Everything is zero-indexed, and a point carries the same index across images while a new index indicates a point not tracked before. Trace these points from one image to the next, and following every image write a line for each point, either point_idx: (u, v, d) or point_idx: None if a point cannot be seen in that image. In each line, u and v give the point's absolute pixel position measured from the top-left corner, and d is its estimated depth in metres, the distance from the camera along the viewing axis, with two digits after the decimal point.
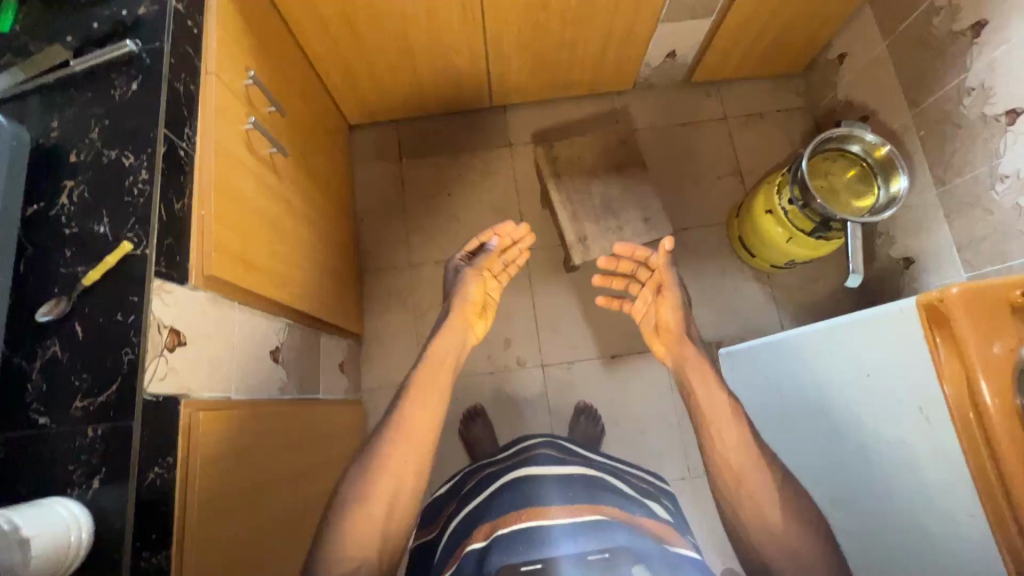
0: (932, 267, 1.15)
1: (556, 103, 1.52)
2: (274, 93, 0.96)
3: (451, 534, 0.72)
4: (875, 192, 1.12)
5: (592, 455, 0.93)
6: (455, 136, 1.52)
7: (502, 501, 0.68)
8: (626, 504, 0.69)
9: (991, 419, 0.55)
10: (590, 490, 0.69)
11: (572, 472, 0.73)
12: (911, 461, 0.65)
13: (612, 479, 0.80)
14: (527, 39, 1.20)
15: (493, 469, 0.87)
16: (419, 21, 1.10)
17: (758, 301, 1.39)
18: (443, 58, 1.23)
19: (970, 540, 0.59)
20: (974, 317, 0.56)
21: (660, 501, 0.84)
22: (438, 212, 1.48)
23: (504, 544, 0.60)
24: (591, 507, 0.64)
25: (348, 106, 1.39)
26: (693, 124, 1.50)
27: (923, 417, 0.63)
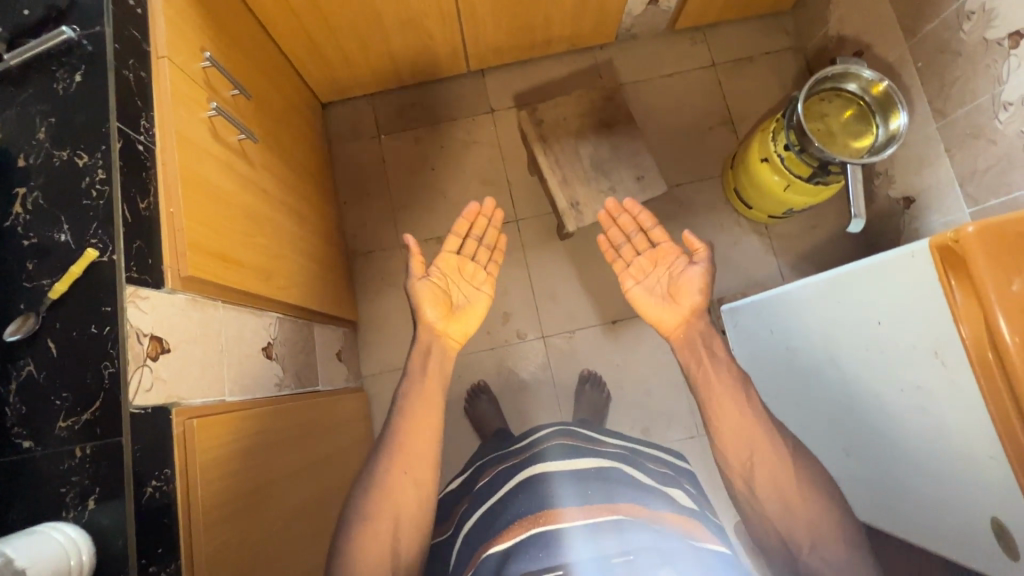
0: (934, 205, 1.13)
1: (536, 64, 1.45)
2: (236, 75, 0.90)
3: (466, 535, 0.72)
4: (874, 131, 1.08)
5: (604, 437, 0.93)
6: (433, 107, 1.45)
7: (514, 506, 0.68)
8: (649, 499, 0.68)
9: (1011, 358, 0.53)
10: (604, 483, 0.68)
11: (584, 462, 0.72)
12: (928, 406, 0.64)
13: (633, 468, 0.78)
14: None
15: (503, 464, 0.87)
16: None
17: (757, 253, 1.36)
18: (413, 22, 1.16)
19: (989, 482, 0.59)
20: (992, 255, 0.54)
21: (681, 487, 0.82)
22: (422, 188, 1.42)
23: (521, 553, 0.61)
24: (606, 504, 0.64)
25: (317, 83, 1.32)
26: (680, 74, 1.44)
27: (939, 362, 0.61)
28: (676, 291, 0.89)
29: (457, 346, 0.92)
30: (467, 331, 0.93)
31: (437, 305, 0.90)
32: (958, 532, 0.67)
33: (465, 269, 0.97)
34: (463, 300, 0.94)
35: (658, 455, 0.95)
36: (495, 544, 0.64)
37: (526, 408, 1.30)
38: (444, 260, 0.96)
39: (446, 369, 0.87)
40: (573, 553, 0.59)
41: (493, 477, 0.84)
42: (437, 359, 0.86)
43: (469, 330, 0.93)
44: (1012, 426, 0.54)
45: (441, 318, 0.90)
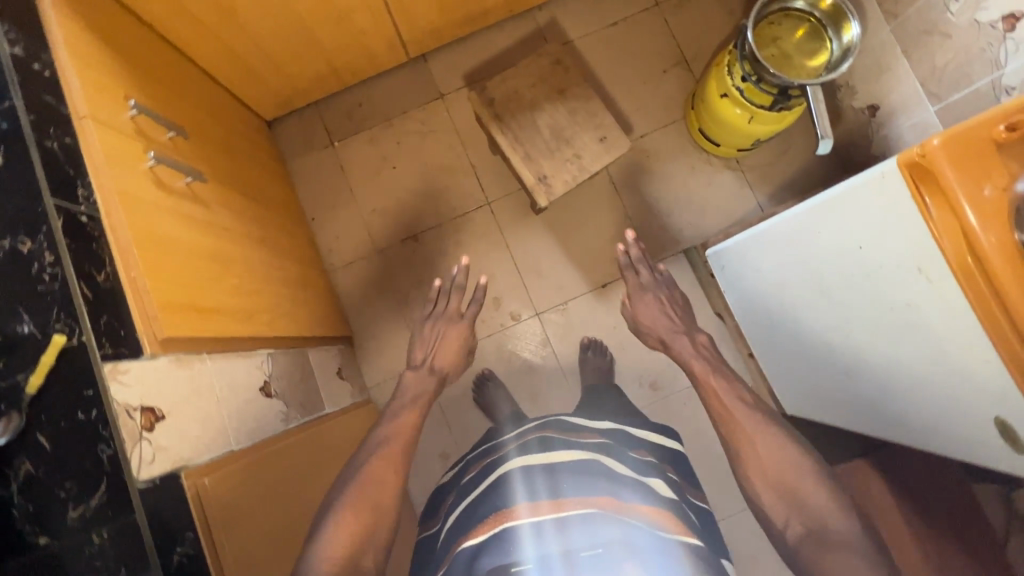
0: (898, 109, 1.12)
1: (477, 39, 1.41)
2: (168, 116, 0.86)
3: (448, 531, 0.84)
4: (829, 46, 1.05)
5: (595, 423, 0.97)
6: (382, 104, 1.41)
7: (482, 506, 0.80)
8: (620, 490, 0.77)
9: (993, 264, 0.53)
10: (554, 477, 0.80)
11: (547, 455, 0.83)
12: (920, 321, 0.64)
13: (614, 460, 0.84)
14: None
15: (475, 460, 0.98)
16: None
17: (733, 189, 1.35)
18: (341, 22, 1.11)
19: (985, 382, 0.60)
20: (959, 165, 0.53)
21: (663, 474, 0.89)
22: (387, 189, 1.39)
23: (482, 548, 0.73)
24: (555, 500, 0.76)
25: (258, 101, 1.27)
26: (626, 20, 1.39)
27: (923, 278, 0.61)
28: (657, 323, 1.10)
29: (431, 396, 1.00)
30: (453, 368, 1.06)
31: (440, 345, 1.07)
32: (960, 434, 0.69)
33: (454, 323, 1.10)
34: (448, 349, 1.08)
35: (642, 438, 0.99)
36: (468, 539, 0.76)
37: (534, 387, 1.32)
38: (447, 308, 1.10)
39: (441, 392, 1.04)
40: (524, 549, 0.71)
41: (478, 471, 0.92)
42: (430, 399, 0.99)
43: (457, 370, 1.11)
44: (997, 326, 0.55)
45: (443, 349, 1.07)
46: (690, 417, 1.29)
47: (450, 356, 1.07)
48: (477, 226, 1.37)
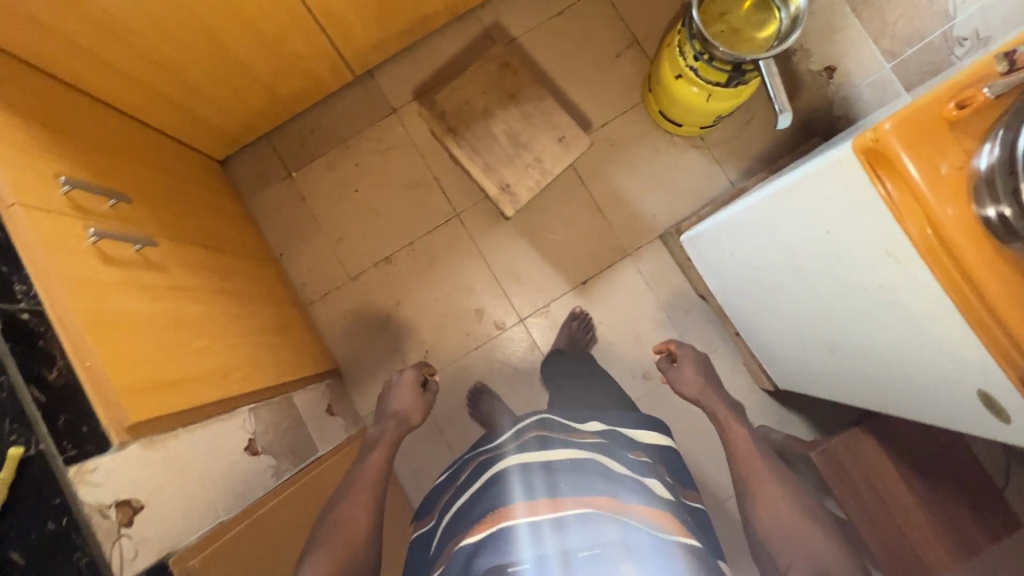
0: (855, 69, 1.10)
1: (423, 46, 1.37)
2: (105, 182, 0.83)
3: (444, 531, 0.84)
4: (777, 16, 1.01)
5: (589, 423, 0.96)
6: (335, 126, 1.37)
7: (478, 504, 0.79)
8: (619, 489, 0.78)
9: (960, 248, 0.52)
10: (551, 476, 0.79)
11: (546, 453, 0.82)
12: (895, 302, 0.63)
13: (610, 460, 0.85)
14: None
15: (468, 459, 0.96)
16: (228, 15, 0.94)
17: (702, 167, 1.33)
18: (274, 50, 1.08)
19: (963, 358, 0.59)
20: (917, 148, 0.52)
21: (659, 477, 0.90)
22: (352, 214, 1.36)
23: (475, 550, 0.72)
24: (552, 500, 0.75)
25: (207, 143, 1.23)
26: (571, 8, 1.36)
27: (893, 262, 0.60)
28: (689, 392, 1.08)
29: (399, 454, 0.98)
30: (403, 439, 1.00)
31: None
32: (949, 408, 0.68)
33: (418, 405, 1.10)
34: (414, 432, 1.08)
35: (639, 436, 0.99)
36: (467, 537, 0.75)
37: (527, 393, 1.31)
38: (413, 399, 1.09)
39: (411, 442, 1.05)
40: (521, 550, 0.70)
41: (473, 469, 0.91)
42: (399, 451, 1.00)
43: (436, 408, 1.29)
44: (967, 299, 0.53)
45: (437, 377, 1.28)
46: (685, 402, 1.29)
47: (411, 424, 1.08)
48: (448, 240, 1.34)
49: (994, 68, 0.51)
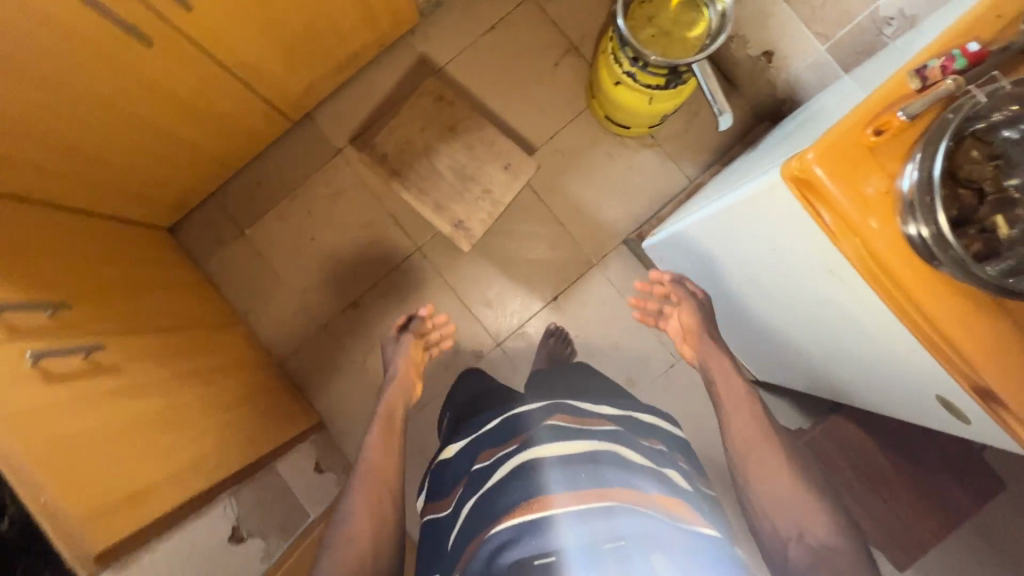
0: (791, 53, 1.09)
1: (358, 80, 1.34)
2: (42, 290, 0.80)
3: (462, 526, 0.79)
4: (706, 13, 1.00)
5: (601, 407, 0.92)
6: (281, 175, 1.34)
7: (502, 495, 0.75)
8: (644, 481, 0.74)
9: (896, 272, 0.51)
10: (593, 465, 0.74)
11: (577, 444, 0.78)
12: (848, 316, 0.63)
13: (629, 451, 0.80)
14: (272, 28, 1.01)
15: (489, 444, 0.87)
16: (136, 86, 0.90)
17: (656, 166, 1.32)
18: (197, 107, 1.04)
19: (918, 368, 0.59)
20: (843, 177, 0.51)
21: (674, 465, 0.86)
22: (313, 261, 1.33)
23: (504, 541, 0.70)
24: (598, 487, 0.72)
25: (149, 213, 1.20)
26: (503, 20, 1.33)
27: (838, 281, 0.59)
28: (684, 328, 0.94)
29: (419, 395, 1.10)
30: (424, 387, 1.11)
31: (415, 366, 1.10)
32: (915, 408, 0.69)
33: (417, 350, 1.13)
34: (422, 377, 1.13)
35: (647, 419, 0.95)
36: (499, 525, 0.72)
37: None
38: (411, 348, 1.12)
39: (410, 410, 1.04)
40: (563, 538, 0.68)
41: (488, 457, 0.85)
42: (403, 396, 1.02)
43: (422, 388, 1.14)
44: (910, 315, 0.52)
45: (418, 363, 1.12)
46: (673, 402, 1.29)
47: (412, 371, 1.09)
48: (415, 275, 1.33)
49: (908, 87, 0.50)
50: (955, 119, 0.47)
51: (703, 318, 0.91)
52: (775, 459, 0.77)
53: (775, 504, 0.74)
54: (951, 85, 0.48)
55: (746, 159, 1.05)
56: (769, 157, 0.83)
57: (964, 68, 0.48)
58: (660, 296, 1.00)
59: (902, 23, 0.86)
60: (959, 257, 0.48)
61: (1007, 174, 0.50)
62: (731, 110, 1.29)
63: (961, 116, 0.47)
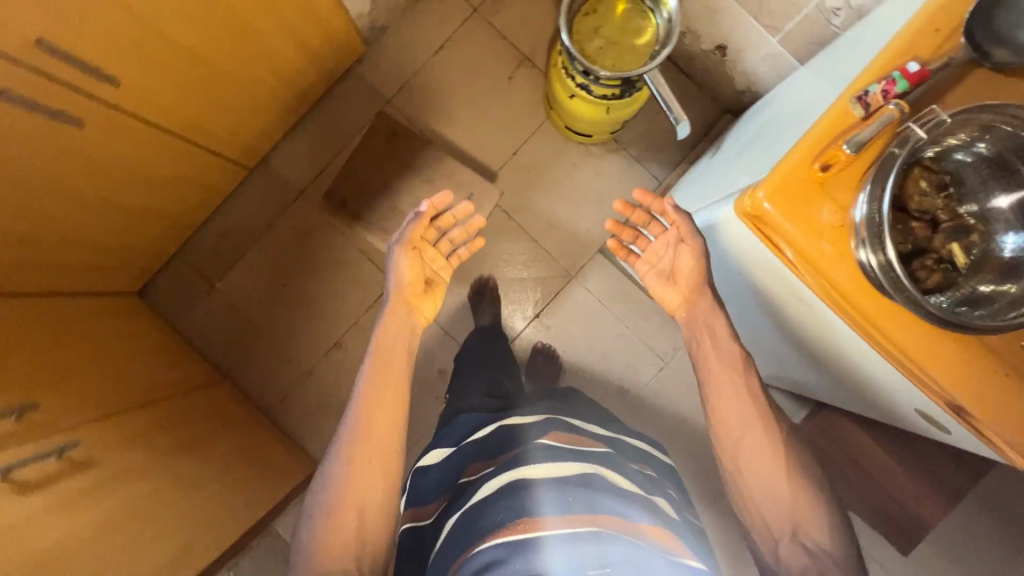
0: (745, 46, 1.06)
1: (312, 117, 1.31)
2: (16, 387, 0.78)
3: (444, 545, 0.75)
4: (653, 20, 0.98)
5: (591, 428, 0.91)
6: (245, 223, 1.31)
7: (488, 513, 0.71)
8: (634, 509, 0.72)
9: (861, 307, 0.50)
10: (584, 490, 0.72)
11: (569, 466, 0.76)
12: (824, 333, 0.63)
13: (619, 476, 0.79)
14: (211, 84, 0.98)
15: (473, 455, 0.85)
16: (78, 167, 0.87)
17: (624, 169, 1.30)
18: (148, 171, 1.01)
19: (898, 383, 0.58)
20: (794, 214, 0.50)
21: (662, 491, 0.85)
22: (289, 307, 1.31)
23: (491, 559, 0.66)
24: (588, 512, 0.69)
25: (113, 282, 1.17)
26: (451, 39, 1.30)
27: (807, 306, 0.59)
28: (677, 274, 0.89)
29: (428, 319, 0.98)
30: (436, 307, 0.99)
31: (414, 279, 0.95)
32: (902, 412, 0.68)
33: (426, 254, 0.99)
34: (439, 274, 1.00)
35: (643, 447, 0.96)
36: (484, 543, 0.68)
37: None
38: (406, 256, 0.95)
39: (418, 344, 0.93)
40: (549, 559, 0.64)
41: (483, 467, 0.82)
42: (406, 324, 0.92)
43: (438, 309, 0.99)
44: (877, 341, 0.51)
45: (414, 294, 0.95)
46: (666, 405, 1.30)
47: (410, 284, 0.95)
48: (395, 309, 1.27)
49: (852, 114, 0.48)
50: (902, 154, 0.46)
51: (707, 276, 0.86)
52: (767, 448, 0.78)
53: (769, 496, 0.76)
54: (894, 112, 0.47)
55: (708, 163, 1.04)
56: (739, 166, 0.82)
57: (906, 91, 0.47)
58: (639, 223, 0.96)
59: (849, 13, 0.84)
60: (913, 297, 0.47)
61: (962, 200, 0.53)
62: (693, 105, 1.27)
63: (908, 149, 0.46)
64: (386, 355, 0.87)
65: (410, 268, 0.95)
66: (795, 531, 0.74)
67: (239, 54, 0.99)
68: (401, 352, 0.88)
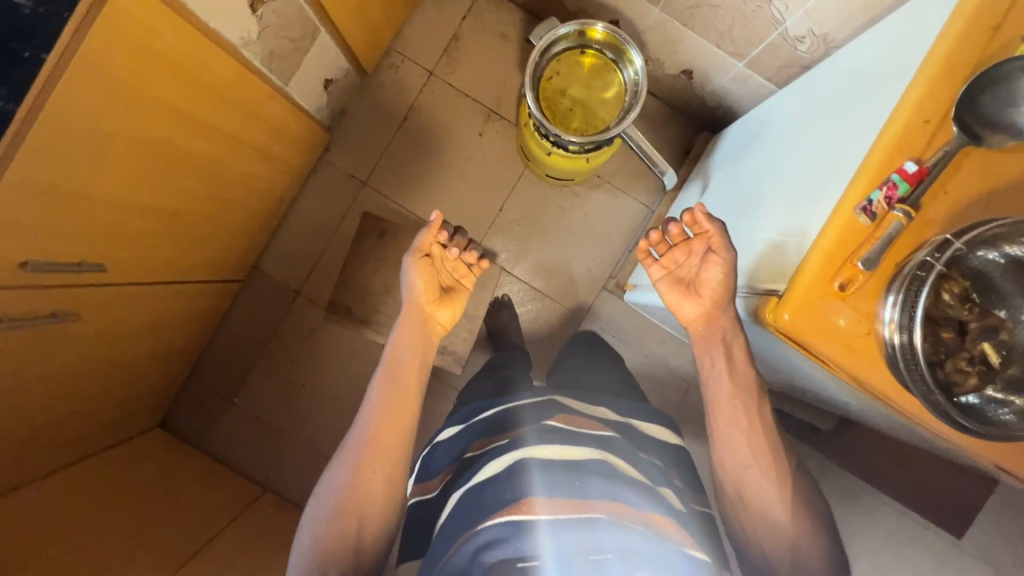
0: (711, 70, 1.05)
1: (291, 214, 1.29)
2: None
3: (446, 520, 0.70)
4: (621, 77, 0.98)
5: (601, 411, 0.87)
6: (249, 332, 1.30)
7: (494, 491, 0.65)
8: (632, 493, 0.65)
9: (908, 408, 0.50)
10: (577, 474, 0.66)
11: (570, 451, 0.69)
12: (869, 405, 0.62)
13: (623, 462, 0.72)
14: (192, 225, 0.97)
15: (480, 433, 0.82)
16: (79, 347, 0.86)
17: (611, 202, 1.30)
18: (144, 323, 0.99)
19: (950, 451, 0.58)
20: (822, 331, 0.50)
21: (670, 482, 0.78)
22: (311, 405, 1.30)
23: (493, 538, 0.61)
24: (580, 497, 0.63)
25: (132, 425, 1.17)
26: (413, 107, 1.28)
27: (850, 390, 0.58)
28: (702, 287, 0.77)
29: (444, 328, 0.97)
30: (454, 316, 0.97)
31: (428, 289, 0.93)
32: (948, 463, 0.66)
33: (447, 262, 0.95)
34: (461, 292, 0.97)
35: (652, 432, 0.89)
36: (482, 524, 0.63)
37: None
38: (422, 265, 0.92)
39: (433, 358, 0.90)
40: (542, 545, 0.59)
41: (484, 449, 0.78)
42: (423, 336, 0.90)
43: (455, 317, 0.97)
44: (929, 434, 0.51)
45: (430, 301, 0.93)
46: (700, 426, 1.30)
47: (427, 286, 0.93)
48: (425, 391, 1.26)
49: (859, 224, 0.49)
50: (932, 271, 0.46)
51: (733, 290, 0.75)
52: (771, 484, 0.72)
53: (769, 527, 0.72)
54: (900, 220, 0.47)
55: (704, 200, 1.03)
56: (752, 237, 0.80)
57: (907, 196, 0.47)
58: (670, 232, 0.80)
59: (815, 40, 0.83)
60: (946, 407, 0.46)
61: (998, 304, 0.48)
62: (666, 127, 1.27)
63: (939, 266, 0.46)
64: (398, 364, 0.85)
65: (423, 278, 0.92)
66: (794, 567, 0.71)
67: (213, 189, 0.96)
68: (412, 362, 0.85)
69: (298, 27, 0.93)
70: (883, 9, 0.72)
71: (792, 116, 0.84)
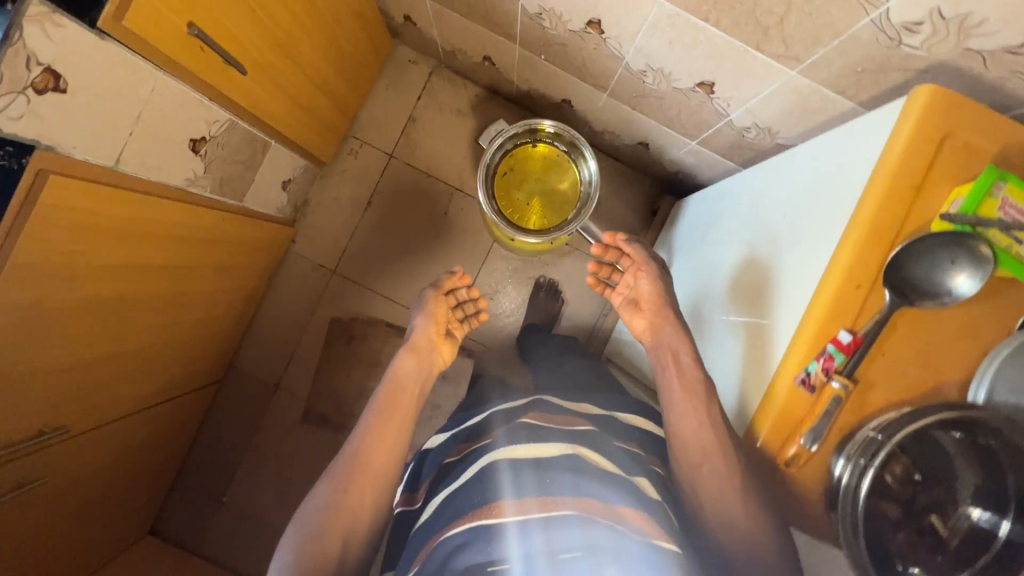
0: (666, 142, 1.04)
1: (264, 306, 1.28)
2: None
3: (422, 525, 0.64)
4: (578, 172, 0.98)
5: (583, 405, 0.77)
6: (232, 426, 1.30)
7: (466, 495, 0.59)
8: (604, 489, 0.57)
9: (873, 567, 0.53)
10: (544, 470, 0.59)
11: (541, 448, 0.62)
12: None
13: (597, 454, 0.63)
14: (161, 352, 0.96)
15: (461, 439, 0.75)
16: (58, 498, 0.86)
17: (581, 268, 1.30)
18: (123, 447, 0.98)
19: None
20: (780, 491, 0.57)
21: (648, 472, 0.66)
22: (297, 496, 1.28)
23: (461, 543, 0.54)
24: (548, 494, 0.56)
25: (127, 536, 1.16)
26: (375, 193, 1.28)
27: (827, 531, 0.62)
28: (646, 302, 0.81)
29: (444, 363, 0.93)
30: (452, 355, 0.95)
31: (439, 323, 0.93)
32: None
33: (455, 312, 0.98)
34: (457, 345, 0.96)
35: (637, 428, 0.74)
36: (454, 528, 0.57)
37: None
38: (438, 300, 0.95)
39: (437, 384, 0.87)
40: (510, 548, 0.52)
41: (460, 454, 0.71)
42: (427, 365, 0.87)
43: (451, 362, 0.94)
44: None
45: (437, 334, 0.92)
46: None
47: (436, 319, 0.93)
48: None
49: (802, 393, 0.55)
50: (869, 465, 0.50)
51: (670, 299, 0.80)
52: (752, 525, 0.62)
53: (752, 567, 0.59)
54: (838, 391, 0.53)
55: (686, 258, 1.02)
56: (706, 343, 0.81)
57: (842, 369, 0.53)
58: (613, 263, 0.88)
59: (760, 131, 0.82)
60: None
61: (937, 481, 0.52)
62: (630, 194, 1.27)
63: (874, 461, 0.50)
64: (400, 386, 0.81)
65: (435, 311, 0.93)
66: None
67: (178, 318, 0.95)
68: (415, 386, 0.82)
69: (245, 148, 0.93)
70: (822, 116, 0.71)
71: (748, 202, 0.83)
